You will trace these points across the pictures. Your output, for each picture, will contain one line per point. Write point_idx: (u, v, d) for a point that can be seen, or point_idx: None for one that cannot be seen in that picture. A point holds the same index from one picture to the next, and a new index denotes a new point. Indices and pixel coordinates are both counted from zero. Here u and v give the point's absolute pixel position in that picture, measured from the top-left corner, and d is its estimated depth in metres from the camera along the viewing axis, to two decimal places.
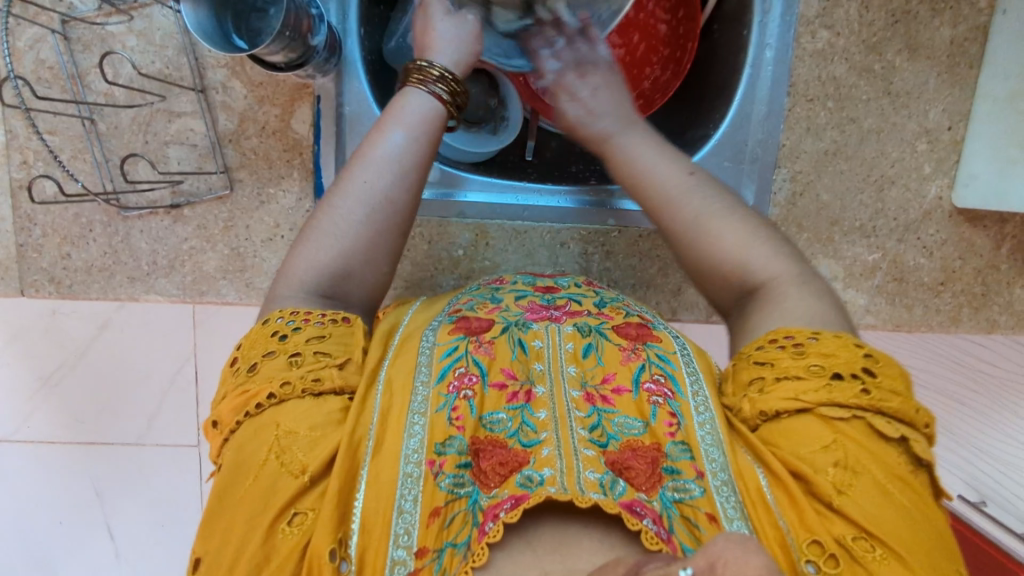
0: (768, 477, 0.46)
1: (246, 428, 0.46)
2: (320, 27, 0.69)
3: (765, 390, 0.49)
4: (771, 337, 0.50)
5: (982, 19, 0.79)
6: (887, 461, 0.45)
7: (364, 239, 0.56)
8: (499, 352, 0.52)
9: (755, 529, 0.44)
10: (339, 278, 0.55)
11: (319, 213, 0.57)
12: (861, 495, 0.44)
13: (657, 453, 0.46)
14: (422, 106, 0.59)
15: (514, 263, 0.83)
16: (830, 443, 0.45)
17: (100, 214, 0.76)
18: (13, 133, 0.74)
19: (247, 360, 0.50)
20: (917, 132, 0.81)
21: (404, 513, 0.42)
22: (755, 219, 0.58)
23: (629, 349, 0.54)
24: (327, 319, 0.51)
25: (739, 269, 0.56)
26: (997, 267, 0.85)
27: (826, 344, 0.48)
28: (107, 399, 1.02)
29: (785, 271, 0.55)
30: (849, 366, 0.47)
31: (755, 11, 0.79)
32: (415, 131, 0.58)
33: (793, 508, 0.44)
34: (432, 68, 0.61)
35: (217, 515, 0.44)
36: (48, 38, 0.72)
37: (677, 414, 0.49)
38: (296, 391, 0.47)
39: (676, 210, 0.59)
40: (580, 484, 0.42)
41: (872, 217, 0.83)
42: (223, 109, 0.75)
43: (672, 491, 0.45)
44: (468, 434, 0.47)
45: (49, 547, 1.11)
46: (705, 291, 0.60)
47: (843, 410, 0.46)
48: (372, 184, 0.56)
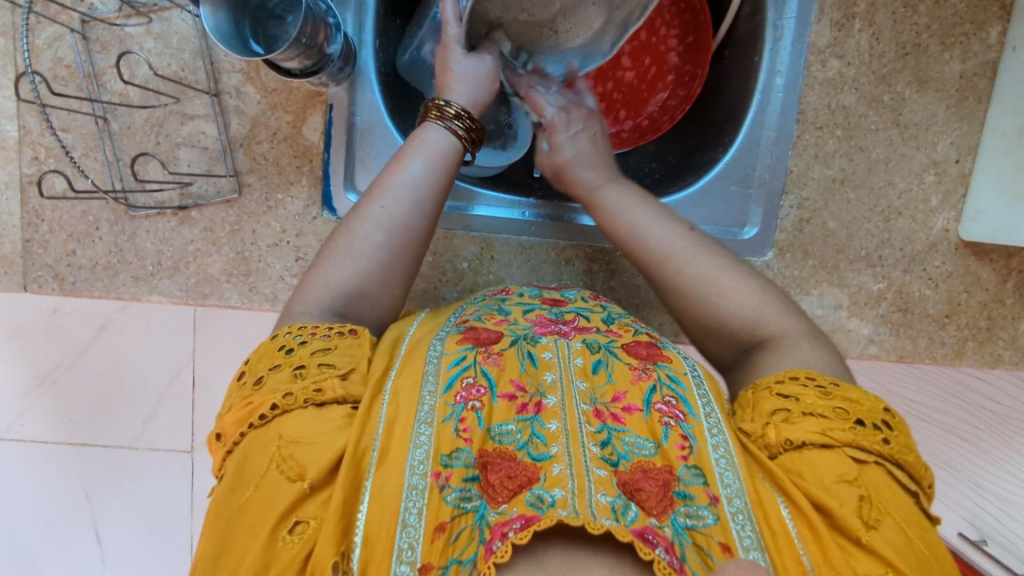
0: (790, 509, 0.45)
1: (250, 439, 0.47)
2: (335, 36, 0.70)
3: (790, 421, 0.49)
4: (793, 375, 0.52)
5: (992, 55, 0.80)
6: (908, 507, 0.46)
7: (379, 260, 0.58)
8: (508, 364, 0.52)
9: (772, 561, 0.42)
10: (354, 298, 0.57)
11: (336, 236, 0.60)
12: (887, 534, 0.43)
13: (669, 476, 0.45)
14: (439, 141, 0.63)
15: (518, 278, 0.83)
16: (856, 479, 0.46)
17: (108, 212, 0.76)
18: (27, 129, 0.74)
19: (254, 373, 0.51)
20: (925, 164, 0.82)
21: (409, 528, 0.41)
22: (761, 279, 0.61)
23: (640, 368, 0.53)
24: (334, 333, 0.53)
25: (750, 322, 0.58)
26: (1002, 301, 0.84)
27: (850, 390, 0.50)
28: (104, 400, 1.01)
29: (792, 327, 0.57)
30: (871, 414, 0.49)
31: (766, 38, 0.81)
32: (433, 164, 0.62)
33: (817, 544, 0.43)
34: (449, 107, 0.64)
35: (219, 524, 0.44)
36: (67, 37, 0.73)
37: (688, 436, 0.48)
38: (298, 402, 0.47)
39: (683, 269, 0.62)
40: (591, 508, 0.41)
41: (878, 246, 0.83)
42: (236, 114, 0.76)
43: (684, 518, 0.43)
44: (475, 447, 0.45)
45: (34, 550, 1.09)
46: (709, 344, 0.62)
47: (866, 454, 0.47)
48: (390, 211, 0.60)
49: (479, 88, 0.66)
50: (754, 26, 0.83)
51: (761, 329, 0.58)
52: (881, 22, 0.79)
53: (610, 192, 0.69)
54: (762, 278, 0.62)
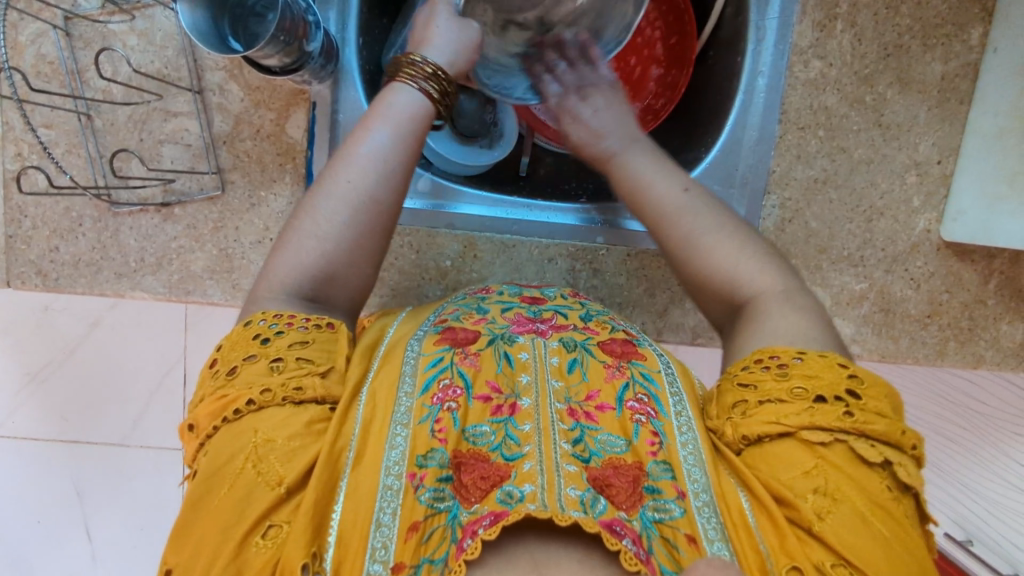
0: (751, 500, 0.46)
1: (224, 434, 0.46)
2: (315, 34, 0.70)
3: (748, 413, 0.49)
4: (757, 358, 0.50)
5: (974, 56, 0.80)
6: (869, 489, 0.44)
7: (347, 239, 0.56)
8: (484, 365, 0.53)
9: (736, 553, 0.43)
10: (322, 281, 0.56)
11: (300, 212, 0.57)
12: (841, 522, 0.43)
13: (639, 472, 0.46)
14: (404, 103, 0.59)
15: (501, 277, 0.83)
16: (812, 468, 0.45)
17: (91, 209, 0.76)
18: (10, 125, 0.74)
19: (226, 363, 0.50)
20: (907, 165, 0.82)
21: (382, 527, 0.42)
22: (747, 235, 0.59)
23: (614, 366, 0.53)
24: (311, 325, 0.52)
25: (733, 282, 0.56)
26: (984, 302, 0.85)
27: (811, 364, 0.48)
28: (94, 397, 1.02)
29: (773, 288, 0.55)
30: (833, 387, 0.47)
31: (748, 39, 0.81)
32: (398, 131, 0.58)
33: (776, 534, 0.44)
34: (425, 65, 0.61)
35: (189, 525, 0.43)
36: (50, 34, 0.73)
37: (660, 433, 0.49)
38: (275, 399, 0.47)
39: (670, 229, 0.60)
40: (560, 502, 0.41)
41: (860, 246, 0.83)
42: (219, 111, 0.76)
43: (653, 512, 0.44)
44: (450, 447, 0.46)
45: (23, 547, 1.09)
46: (699, 300, 0.60)
47: (825, 435, 0.46)
48: (356, 184, 0.57)
49: (462, 48, 0.64)
50: (736, 27, 0.84)
51: (743, 290, 0.56)
52: (863, 22, 0.79)
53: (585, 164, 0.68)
54: (746, 229, 0.60)
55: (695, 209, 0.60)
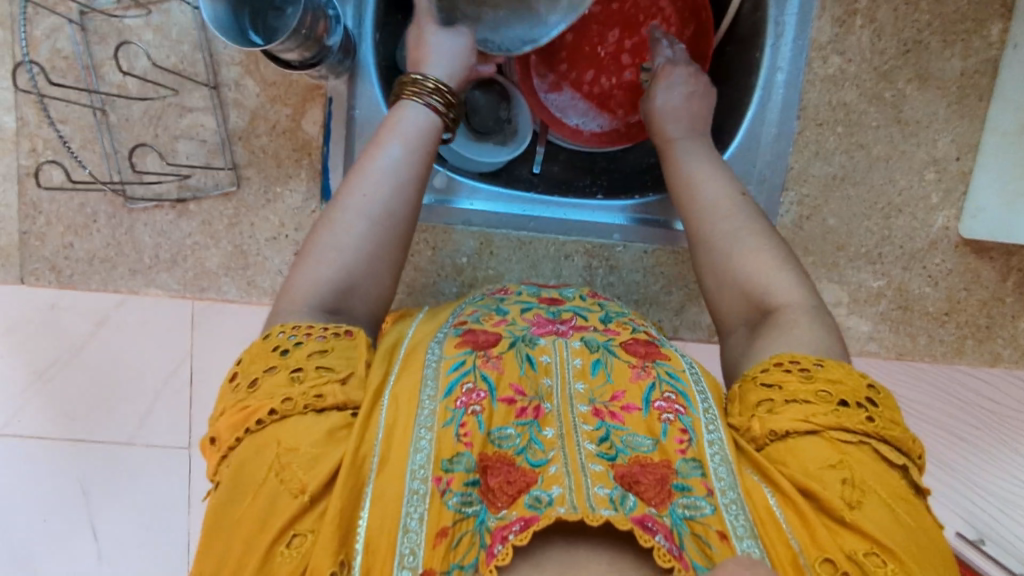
0: (777, 496, 0.45)
1: (246, 445, 0.46)
2: (336, 28, 0.70)
3: (775, 411, 0.48)
4: (778, 361, 0.50)
5: (993, 52, 0.79)
6: (891, 481, 0.45)
7: (364, 250, 0.58)
8: (507, 367, 0.52)
9: (766, 550, 0.43)
10: (342, 291, 0.56)
11: (318, 227, 0.59)
12: (872, 512, 0.44)
13: (667, 470, 0.45)
14: (415, 119, 0.63)
15: (517, 274, 0.83)
16: (839, 462, 0.45)
17: (105, 205, 0.76)
18: (24, 121, 0.74)
19: (247, 374, 0.49)
20: (925, 162, 0.82)
21: (410, 532, 0.42)
22: (781, 251, 0.60)
23: (639, 367, 0.53)
24: (329, 333, 0.51)
25: (760, 289, 0.58)
26: (1002, 300, 0.84)
27: (833, 371, 0.49)
28: (103, 396, 1.01)
29: (799, 301, 0.56)
30: (855, 393, 0.48)
31: (768, 35, 0.81)
32: (410, 145, 0.62)
33: (805, 528, 0.44)
34: (427, 81, 0.64)
35: (214, 535, 0.44)
36: (65, 28, 0.73)
37: (688, 429, 0.48)
38: (296, 408, 0.46)
39: (712, 227, 0.63)
40: (590, 501, 0.41)
41: (878, 243, 0.83)
42: (235, 106, 0.75)
43: (683, 509, 0.43)
44: (476, 451, 0.46)
45: (31, 545, 1.09)
46: (721, 303, 0.61)
47: (850, 435, 0.46)
48: (372, 198, 0.59)
49: (457, 58, 0.67)
50: (755, 23, 0.83)
51: (769, 298, 0.57)
52: (882, 18, 0.79)
53: None
54: (782, 246, 0.61)
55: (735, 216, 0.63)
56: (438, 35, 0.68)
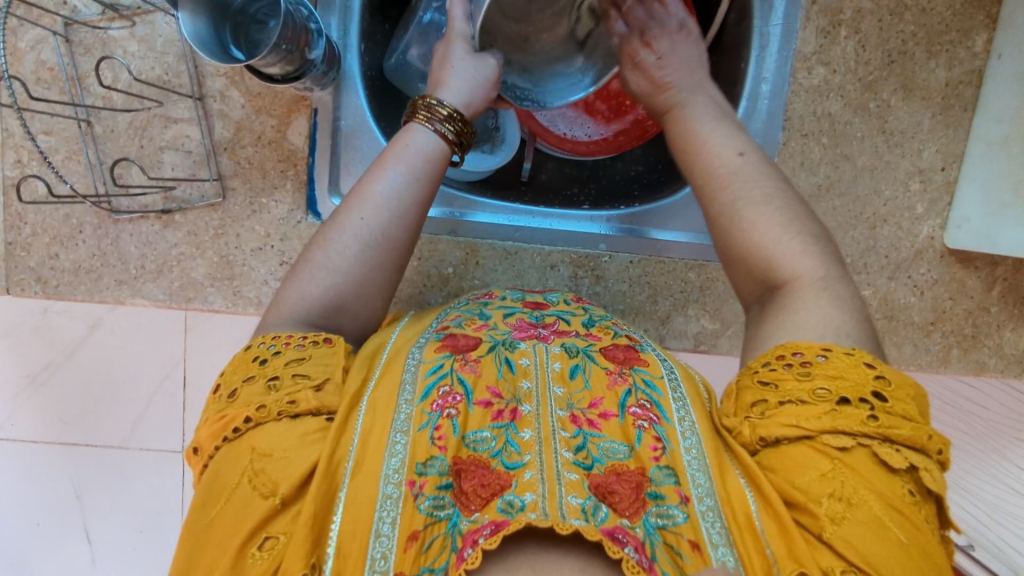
0: (758, 503, 0.46)
1: (223, 453, 0.46)
2: (317, 42, 0.70)
3: (767, 414, 0.48)
4: (781, 353, 0.49)
5: (978, 63, 0.80)
6: (888, 494, 0.44)
7: (357, 272, 0.57)
8: (485, 370, 0.52)
9: (740, 558, 0.43)
10: (332, 310, 0.56)
11: (314, 243, 0.58)
12: (856, 528, 0.43)
13: (642, 478, 0.46)
14: (423, 144, 0.61)
15: (503, 284, 0.83)
16: (828, 470, 0.45)
17: (91, 216, 0.76)
18: (9, 132, 0.74)
19: (228, 385, 0.50)
20: (910, 172, 0.82)
21: (382, 537, 0.42)
22: (793, 210, 0.56)
23: (617, 372, 0.53)
24: (309, 341, 0.51)
25: (769, 262, 0.54)
26: (987, 309, 0.84)
27: (834, 363, 0.47)
28: (93, 402, 1.01)
29: (811, 271, 0.53)
30: (857, 389, 0.46)
31: (752, 46, 0.81)
32: (413, 171, 0.60)
33: (783, 538, 0.44)
34: (441, 107, 0.63)
35: (189, 537, 0.44)
36: (50, 40, 0.73)
37: (663, 438, 0.48)
38: (271, 415, 0.47)
39: (717, 197, 0.58)
40: (561, 510, 0.41)
41: (864, 253, 0.83)
42: (220, 118, 0.76)
43: (655, 518, 0.44)
44: (450, 454, 0.46)
45: (22, 550, 1.09)
46: (734, 275, 0.58)
47: (846, 440, 0.45)
48: (368, 221, 0.57)
49: (476, 88, 0.65)
50: (740, 33, 0.84)
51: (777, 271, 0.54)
52: (867, 29, 0.79)
53: None
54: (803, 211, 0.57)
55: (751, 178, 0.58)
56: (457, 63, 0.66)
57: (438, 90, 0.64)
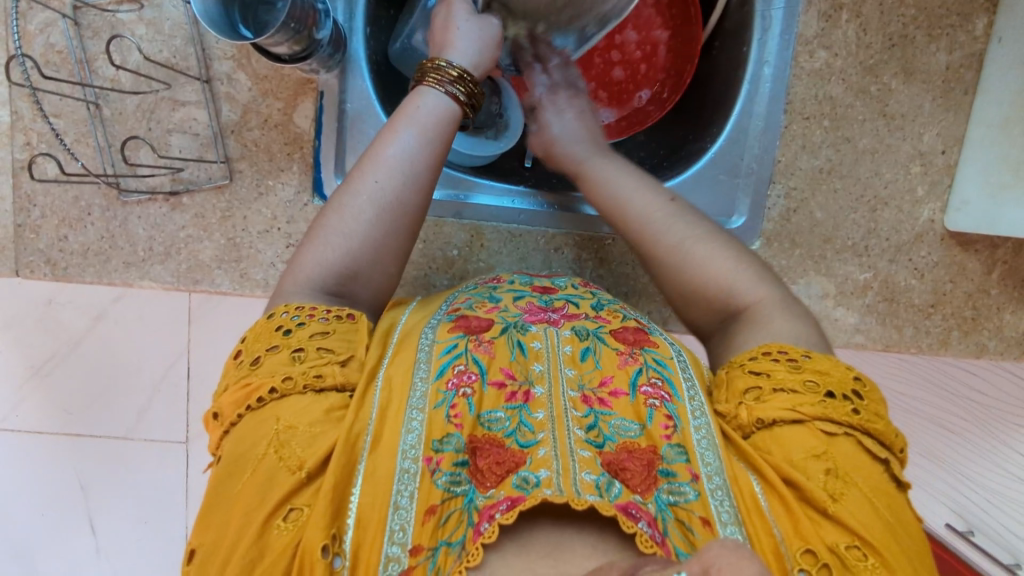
0: (763, 486, 0.46)
1: (248, 421, 0.47)
2: (325, 22, 0.70)
3: (761, 400, 0.49)
4: (766, 350, 0.52)
5: (978, 46, 0.80)
6: (873, 475, 0.46)
7: (372, 237, 0.57)
8: (498, 352, 0.53)
9: (749, 536, 0.44)
10: (345, 276, 0.56)
11: (327, 208, 0.58)
12: (852, 505, 0.44)
13: (654, 455, 0.46)
14: (434, 108, 0.61)
15: (508, 266, 0.84)
16: (824, 452, 0.46)
17: (99, 198, 0.76)
18: (19, 114, 0.75)
19: (252, 352, 0.51)
20: (911, 155, 0.82)
21: (400, 510, 0.42)
22: (732, 244, 0.61)
23: (627, 353, 0.54)
24: (332, 316, 0.52)
25: (723, 293, 0.58)
26: (987, 292, 0.85)
27: (819, 362, 0.50)
28: (99, 388, 1.02)
29: (768, 294, 0.57)
30: (840, 385, 0.49)
31: (754, 29, 0.81)
32: (427, 135, 0.60)
33: (789, 518, 0.44)
34: (451, 69, 0.63)
35: (214, 509, 0.45)
36: (59, 23, 0.73)
37: (673, 417, 0.49)
38: (297, 387, 0.48)
39: (660, 239, 0.62)
40: (575, 485, 0.42)
41: (865, 236, 0.84)
42: (227, 100, 0.76)
43: (667, 495, 0.44)
44: (466, 432, 0.47)
45: (28, 538, 1.09)
46: (689, 312, 0.61)
47: (836, 426, 0.47)
48: (383, 185, 0.58)
49: (484, 49, 0.65)
50: (742, 17, 0.84)
51: (734, 299, 0.57)
52: (868, 13, 0.80)
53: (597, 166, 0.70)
54: (739, 245, 0.62)
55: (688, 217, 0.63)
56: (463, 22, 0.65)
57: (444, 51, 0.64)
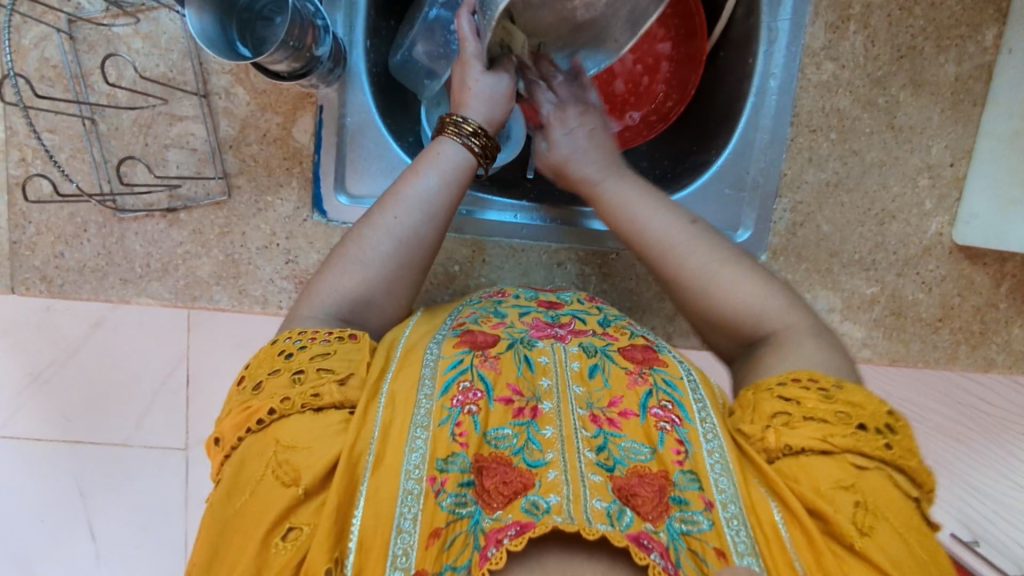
0: (784, 513, 0.44)
1: (248, 444, 0.47)
2: (324, 38, 0.69)
3: (792, 426, 0.48)
4: (795, 376, 0.50)
5: (987, 57, 0.79)
6: (905, 512, 0.44)
7: (389, 267, 0.58)
8: (505, 367, 0.51)
9: (767, 567, 0.42)
10: (360, 304, 0.57)
11: (346, 239, 0.60)
12: (882, 539, 0.43)
13: (665, 481, 0.44)
14: (455, 155, 0.62)
15: (510, 281, 0.82)
16: (852, 485, 0.45)
17: (95, 214, 0.75)
18: (13, 130, 0.73)
19: (253, 377, 0.50)
20: (919, 167, 0.81)
21: (403, 533, 0.41)
22: (760, 271, 0.60)
23: (636, 372, 0.52)
24: (333, 338, 0.52)
25: (752, 317, 0.57)
26: (995, 305, 0.84)
27: (851, 392, 0.48)
28: (97, 400, 1.01)
29: (796, 321, 0.56)
30: (874, 418, 0.47)
31: (760, 41, 0.80)
32: (447, 178, 0.61)
33: (811, 550, 0.43)
34: (467, 124, 0.63)
35: (209, 531, 0.44)
36: (53, 37, 0.72)
37: (684, 441, 0.47)
38: (295, 407, 0.47)
39: (682, 264, 0.61)
40: (587, 513, 0.40)
41: (872, 250, 0.83)
42: (225, 115, 0.75)
43: (680, 523, 0.42)
44: (471, 451, 0.45)
45: (28, 550, 1.08)
46: (715, 335, 0.61)
47: (867, 461, 0.46)
48: (402, 221, 0.59)
49: (496, 103, 0.65)
50: (749, 29, 0.82)
51: (763, 325, 0.56)
52: (876, 24, 0.78)
53: (613, 187, 0.67)
54: (767, 271, 0.60)
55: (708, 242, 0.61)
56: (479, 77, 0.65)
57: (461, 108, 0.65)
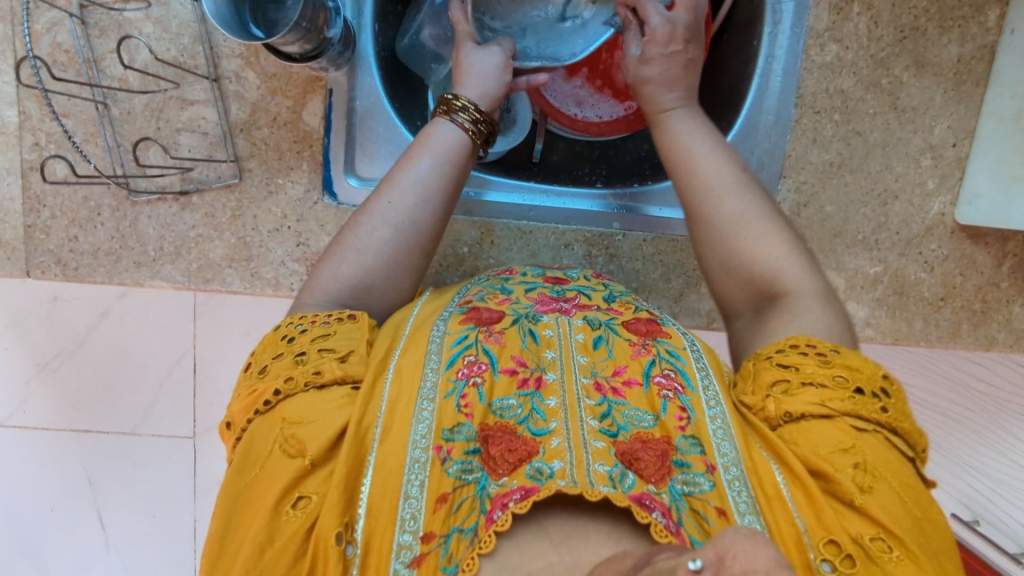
0: (785, 473, 0.45)
1: (257, 424, 0.48)
2: (336, 20, 0.71)
3: (790, 393, 0.49)
4: (794, 343, 0.51)
5: (990, 38, 0.80)
6: (903, 471, 0.45)
7: (388, 252, 0.59)
8: (509, 341, 0.52)
9: (767, 523, 0.43)
10: (362, 291, 0.58)
11: (345, 228, 0.61)
12: (881, 497, 0.43)
13: (667, 446, 0.46)
14: (447, 136, 0.64)
15: (518, 263, 0.84)
16: (851, 447, 0.45)
17: (109, 198, 0.76)
18: (27, 115, 0.74)
19: (259, 363, 0.52)
20: (922, 148, 0.82)
21: (411, 499, 0.42)
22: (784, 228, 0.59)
23: (640, 344, 0.53)
24: (333, 319, 0.53)
25: (770, 273, 0.57)
26: (997, 285, 0.85)
27: (850, 357, 0.49)
28: (107, 385, 1.01)
29: (803, 284, 0.56)
30: (869, 381, 0.48)
31: (764, 22, 0.81)
32: (440, 159, 0.63)
33: (810, 507, 0.44)
34: (457, 100, 0.66)
35: (221, 502, 0.45)
36: (65, 22, 0.73)
37: (688, 408, 0.48)
38: (299, 386, 0.48)
39: (713, 208, 0.60)
40: (589, 477, 0.42)
41: (875, 230, 0.84)
42: (236, 99, 0.76)
43: (682, 485, 0.44)
44: (477, 421, 0.46)
45: (40, 534, 1.09)
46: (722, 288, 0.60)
47: (865, 423, 0.47)
48: (397, 205, 0.60)
49: (489, 80, 0.68)
50: (753, 10, 0.83)
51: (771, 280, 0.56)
52: (879, 5, 0.79)
53: None
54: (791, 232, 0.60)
55: (746, 189, 0.60)
56: (472, 55, 0.69)
57: (456, 87, 0.68)
